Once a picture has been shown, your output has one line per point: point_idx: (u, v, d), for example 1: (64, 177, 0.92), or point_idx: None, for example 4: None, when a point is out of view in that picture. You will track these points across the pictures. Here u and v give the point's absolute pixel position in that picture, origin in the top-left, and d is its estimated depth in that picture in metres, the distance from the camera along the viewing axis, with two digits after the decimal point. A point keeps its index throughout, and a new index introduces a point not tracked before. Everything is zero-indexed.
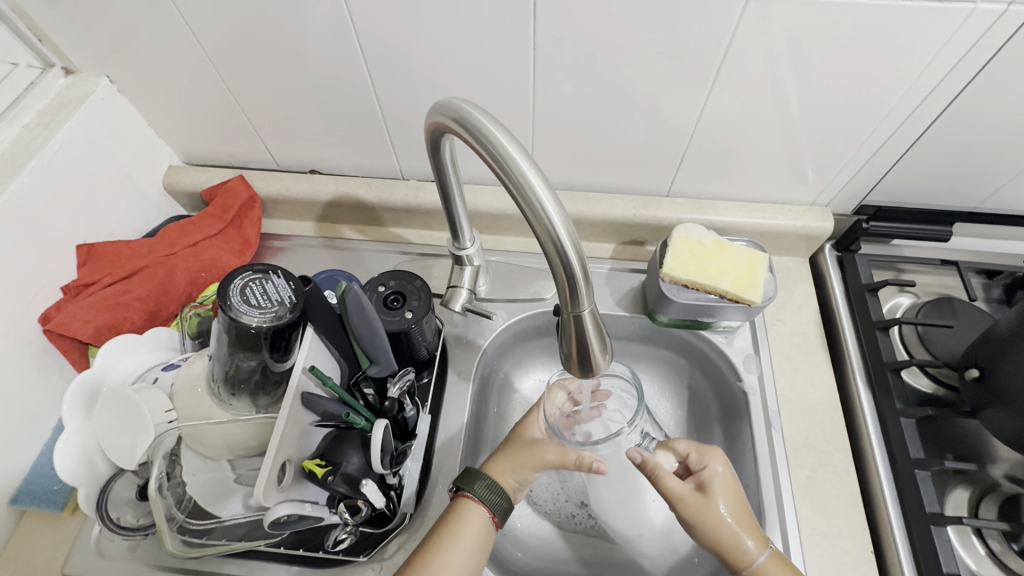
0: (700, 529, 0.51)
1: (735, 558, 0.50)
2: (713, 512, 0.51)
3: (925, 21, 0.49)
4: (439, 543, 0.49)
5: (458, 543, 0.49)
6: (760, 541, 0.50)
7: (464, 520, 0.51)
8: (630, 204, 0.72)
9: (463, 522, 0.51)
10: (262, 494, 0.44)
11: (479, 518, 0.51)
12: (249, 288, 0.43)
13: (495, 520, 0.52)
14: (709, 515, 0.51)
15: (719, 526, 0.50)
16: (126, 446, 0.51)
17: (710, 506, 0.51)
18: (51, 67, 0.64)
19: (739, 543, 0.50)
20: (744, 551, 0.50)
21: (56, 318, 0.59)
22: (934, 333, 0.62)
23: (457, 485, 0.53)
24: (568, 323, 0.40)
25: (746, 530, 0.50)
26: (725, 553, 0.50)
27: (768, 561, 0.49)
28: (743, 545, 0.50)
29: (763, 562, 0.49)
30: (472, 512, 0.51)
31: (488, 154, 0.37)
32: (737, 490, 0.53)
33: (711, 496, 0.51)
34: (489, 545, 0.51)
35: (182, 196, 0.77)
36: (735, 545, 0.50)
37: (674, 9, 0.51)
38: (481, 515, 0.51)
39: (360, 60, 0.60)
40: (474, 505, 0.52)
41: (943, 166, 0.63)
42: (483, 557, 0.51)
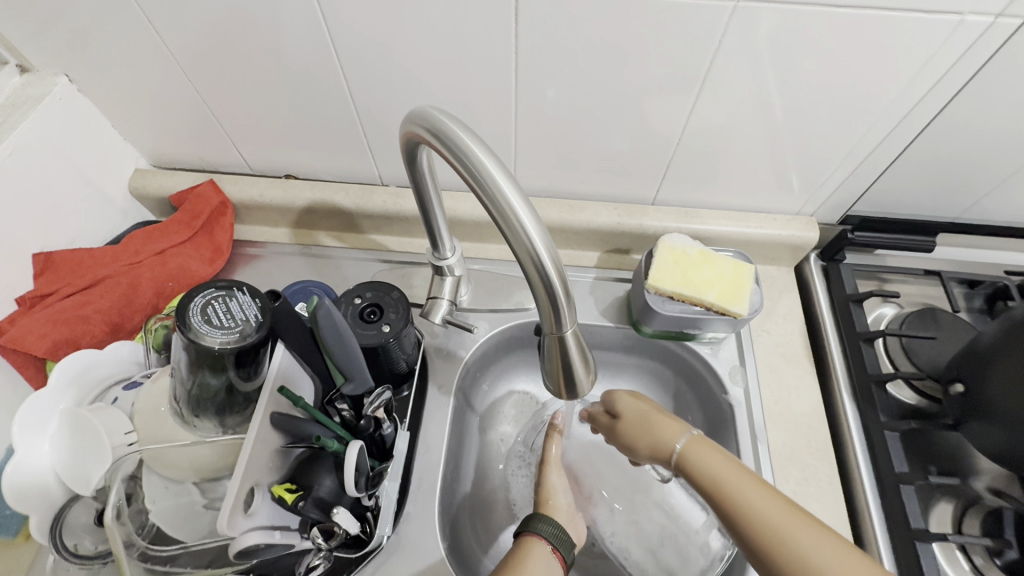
0: (633, 451, 0.56)
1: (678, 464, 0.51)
2: (630, 426, 0.56)
3: (913, 32, 0.48)
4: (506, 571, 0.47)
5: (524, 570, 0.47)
6: (677, 428, 0.52)
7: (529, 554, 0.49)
8: (615, 212, 0.70)
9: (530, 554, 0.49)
10: (227, 525, 0.41)
11: (544, 551, 0.49)
12: (212, 307, 0.41)
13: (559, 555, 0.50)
14: (631, 434, 0.55)
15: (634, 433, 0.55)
16: (81, 471, 0.47)
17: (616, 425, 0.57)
18: (4, 65, 0.60)
19: (657, 440, 0.53)
20: (663, 443, 0.52)
21: (9, 332, 0.56)
22: (918, 344, 0.62)
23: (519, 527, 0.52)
24: (549, 343, 0.39)
25: (660, 424, 0.54)
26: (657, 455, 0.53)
27: (690, 443, 0.51)
28: (663, 438, 0.52)
29: (683, 448, 0.51)
30: (536, 547, 0.49)
31: (463, 169, 0.35)
32: (645, 404, 0.57)
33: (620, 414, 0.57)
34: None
35: (149, 201, 0.73)
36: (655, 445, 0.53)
37: (660, 15, 0.49)
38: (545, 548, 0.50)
39: (336, 62, 0.58)
40: (537, 539, 0.50)
41: (927, 177, 0.63)
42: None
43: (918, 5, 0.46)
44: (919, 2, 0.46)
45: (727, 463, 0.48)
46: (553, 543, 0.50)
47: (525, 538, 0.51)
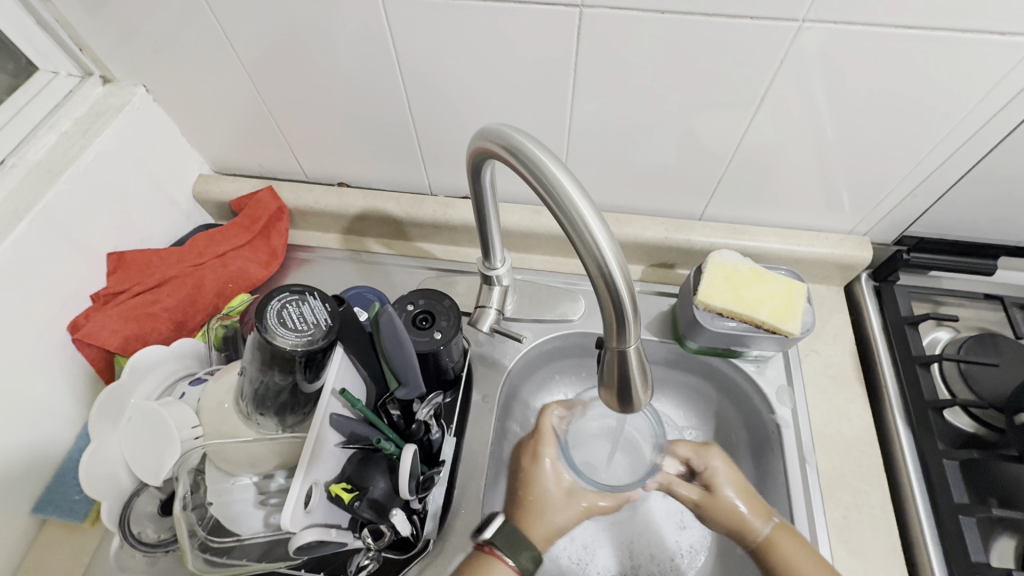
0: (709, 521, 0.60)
1: (747, 535, 0.56)
2: (715, 504, 0.59)
3: (984, 53, 0.47)
4: None
5: None
6: (762, 513, 0.57)
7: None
8: (662, 226, 0.70)
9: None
10: (290, 520, 0.43)
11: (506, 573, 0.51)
12: (286, 310, 0.42)
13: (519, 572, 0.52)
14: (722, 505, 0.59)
15: (727, 512, 0.58)
16: (150, 462, 0.50)
17: (717, 498, 0.59)
18: (90, 76, 0.64)
19: (743, 519, 0.57)
20: (752, 525, 0.56)
21: (85, 326, 0.59)
22: (977, 371, 0.60)
23: (491, 539, 0.53)
24: (611, 357, 0.39)
25: (742, 516, 0.57)
26: (735, 534, 0.58)
27: (777, 530, 0.55)
28: (747, 521, 0.57)
29: (771, 533, 0.55)
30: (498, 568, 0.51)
31: (538, 184, 0.35)
32: (738, 479, 0.60)
33: (717, 493, 0.59)
34: None
35: (210, 205, 0.77)
36: (746, 527, 0.56)
37: (722, 36, 0.50)
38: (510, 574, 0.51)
39: (396, 76, 0.60)
40: (502, 561, 0.51)
41: (992, 198, 0.61)
42: None
43: (990, 27, 0.45)
44: (991, 24, 0.45)
45: (808, 552, 0.52)
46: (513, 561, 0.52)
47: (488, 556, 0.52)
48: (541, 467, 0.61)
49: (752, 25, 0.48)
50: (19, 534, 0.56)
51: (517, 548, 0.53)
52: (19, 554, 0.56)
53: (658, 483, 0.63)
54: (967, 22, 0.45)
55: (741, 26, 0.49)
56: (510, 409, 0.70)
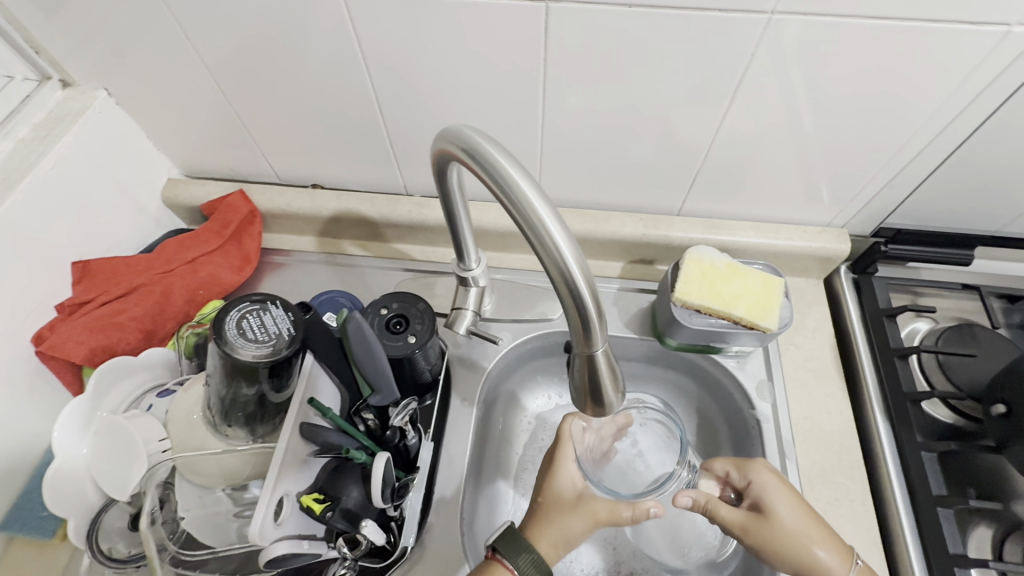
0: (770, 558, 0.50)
1: None
2: (772, 535, 0.50)
3: (951, 45, 0.47)
4: None
5: None
6: (840, 557, 0.49)
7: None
8: (640, 223, 0.70)
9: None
10: (258, 533, 0.42)
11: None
12: (246, 320, 0.41)
13: None
14: (780, 539, 0.50)
15: (790, 546, 0.49)
16: (118, 477, 0.49)
17: (775, 527, 0.50)
18: (48, 80, 0.62)
19: (811, 554, 0.49)
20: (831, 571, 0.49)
21: (49, 338, 0.58)
22: (955, 361, 0.60)
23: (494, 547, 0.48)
24: (579, 361, 0.38)
25: (811, 552, 0.49)
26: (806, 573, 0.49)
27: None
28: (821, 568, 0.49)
29: None
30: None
31: (497, 188, 0.34)
32: (801, 508, 0.51)
33: (773, 518, 0.50)
34: None
35: (181, 210, 0.75)
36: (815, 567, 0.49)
37: (693, 29, 0.49)
38: None
39: (364, 75, 0.58)
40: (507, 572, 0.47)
41: (967, 188, 0.60)
42: None
43: (960, 16, 0.45)
44: (960, 14, 0.45)
45: None
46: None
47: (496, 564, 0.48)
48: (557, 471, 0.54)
49: (722, 17, 0.47)
50: None
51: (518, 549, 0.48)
52: None
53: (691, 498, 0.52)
54: (937, 12, 0.45)
55: (711, 18, 0.48)
56: (490, 413, 0.69)
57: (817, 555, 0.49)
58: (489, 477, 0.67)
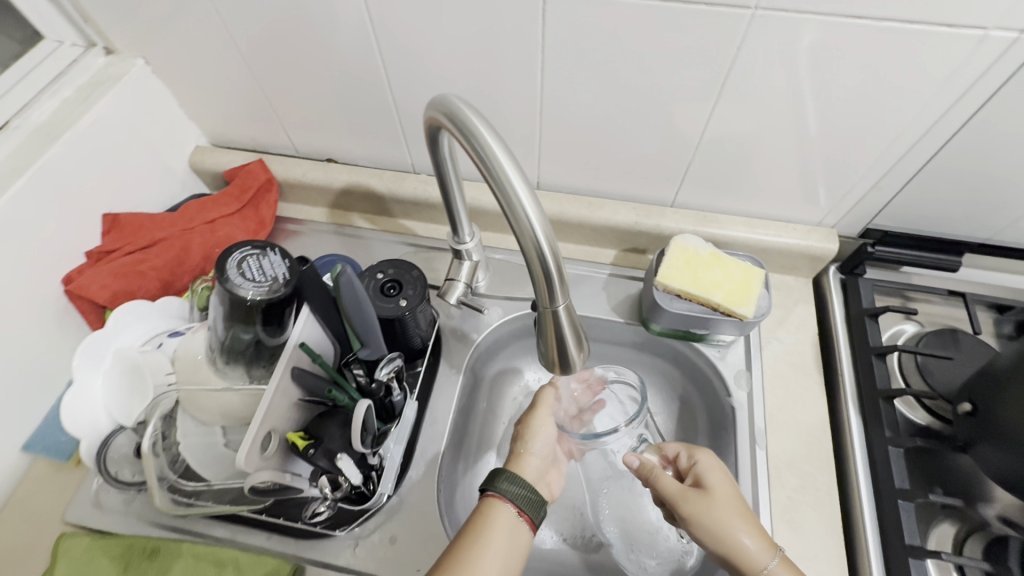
0: (698, 529, 0.51)
1: (743, 563, 0.49)
2: (706, 507, 0.51)
3: (935, 46, 0.48)
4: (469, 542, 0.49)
5: (486, 540, 0.49)
6: (766, 545, 0.49)
7: (492, 519, 0.50)
8: (633, 212, 0.72)
9: (491, 519, 0.50)
10: (244, 459, 0.46)
11: (509, 514, 0.51)
12: (246, 263, 0.45)
13: (525, 517, 0.51)
14: (712, 513, 0.51)
15: (719, 521, 0.50)
16: (128, 404, 0.55)
17: (709, 500, 0.52)
18: (93, 47, 0.68)
19: (738, 537, 0.49)
20: (753, 555, 0.49)
21: (77, 280, 0.63)
22: (932, 363, 0.61)
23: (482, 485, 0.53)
24: (545, 319, 0.41)
25: (739, 530, 0.50)
26: (731, 557, 0.49)
27: (779, 567, 0.48)
28: (744, 553, 0.49)
29: (773, 568, 0.48)
30: (499, 508, 0.51)
31: (473, 149, 0.37)
32: (738, 496, 0.53)
33: (710, 489, 0.52)
34: (520, 544, 0.50)
35: (205, 175, 0.81)
36: (738, 552, 0.49)
37: (681, 23, 0.51)
38: (507, 511, 0.51)
39: (376, 54, 0.62)
40: (503, 502, 0.51)
41: (955, 194, 0.61)
42: (517, 557, 0.50)
43: (939, 19, 0.46)
44: (939, 16, 0.46)
45: None
46: (519, 505, 0.51)
47: (488, 499, 0.52)
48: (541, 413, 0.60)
49: (709, 11, 0.50)
50: (10, 469, 0.61)
51: (495, 478, 0.52)
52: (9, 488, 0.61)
53: (639, 460, 0.57)
54: (915, 14, 0.46)
55: (699, 12, 0.50)
56: (476, 385, 0.72)
57: (742, 538, 0.49)
58: (472, 443, 0.70)
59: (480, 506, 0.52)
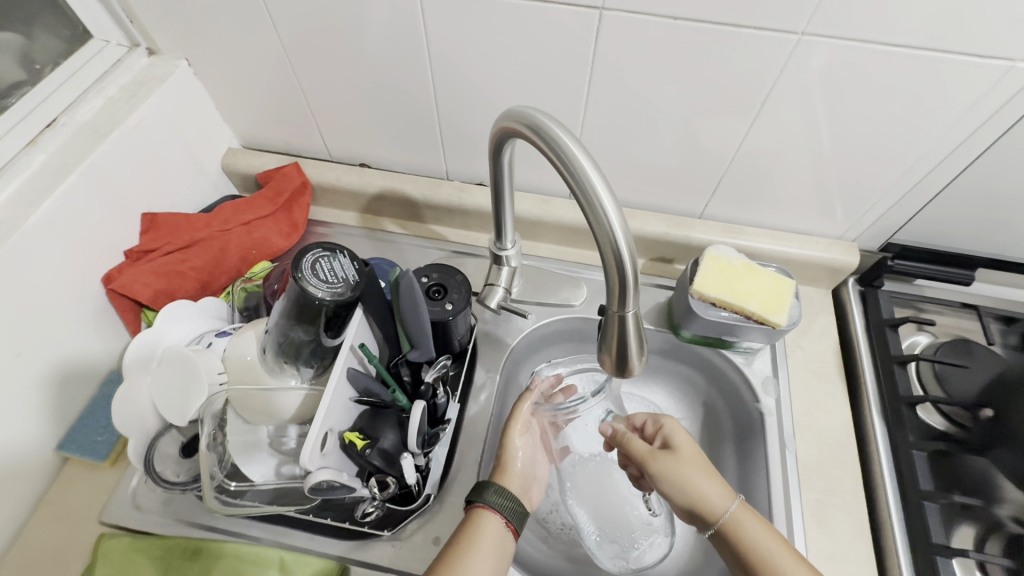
0: (666, 483, 0.54)
1: (708, 512, 0.51)
2: (670, 461, 0.54)
3: (964, 75, 0.52)
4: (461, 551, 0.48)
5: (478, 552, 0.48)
6: (727, 492, 0.52)
7: (481, 531, 0.50)
8: (663, 222, 0.75)
9: (480, 531, 0.50)
10: (308, 458, 0.46)
11: (497, 526, 0.51)
12: (318, 264, 0.46)
13: (512, 527, 0.52)
14: (677, 467, 0.54)
15: (683, 472, 0.53)
16: (178, 403, 0.54)
17: (674, 456, 0.55)
18: (137, 47, 0.68)
19: (699, 486, 0.52)
20: (717, 500, 0.51)
21: (118, 279, 0.63)
22: (948, 372, 0.64)
23: (470, 496, 0.53)
24: (611, 322, 0.43)
25: (702, 481, 0.52)
26: (696, 508, 0.52)
27: (739, 509, 0.51)
28: (706, 500, 0.52)
29: (734, 512, 0.51)
30: (488, 520, 0.51)
31: (557, 159, 0.40)
32: (700, 451, 0.55)
33: (674, 448, 0.55)
34: (507, 553, 0.50)
35: (237, 177, 0.81)
36: (703, 500, 0.52)
37: (728, 45, 0.54)
38: (496, 524, 0.51)
39: (424, 64, 0.64)
40: (491, 515, 0.51)
41: (971, 212, 0.65)
42: (505, 565, 0.50)
43: (971, 50, 0.50)
44: (972, 47, 0.49)
45: None
46: (507, 517, 0.51)
47: (476, 510, 0.52)
48: (518, 429, 0.59)
49: (757, 35, 0.53)
50: (42, 470, 0.60)
51: (481, 489, 0.52)
52: (41, 489, 0.60)
53: (613, 427, 0.59)
54: (948, 45, 0.50)
55: (746, 36, 0.53)
56: (508, 390, 0.73)
57: (703, 484, 0.52)
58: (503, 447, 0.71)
59: (469, 516, 0.52)
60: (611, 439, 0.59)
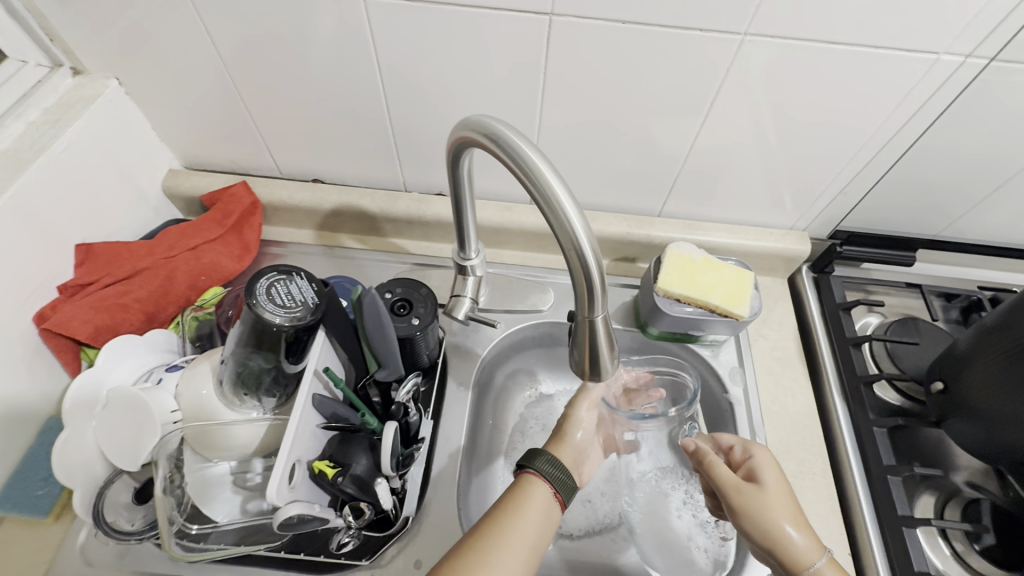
0: (748, 520, 0.50)
1: (794, 560, 0.48)
2: (760, 498, 0.51)
3: (896, 68, 0.54)
4: (506, 517, 0.46)
5: (524, 518, 0.47)
6: (816, 544, 0.49)
7: (529, 495, 0.48)
8: (624, 223, 0.75)
9: (528, 496, 0.48)
10: (275, 496, 0.44)
11: (544, 493, 0.49)
12: (273, 288, 0.44)
13: (560, 496, 0.50)
14: (765, 507, 0.50)
15: (771, 514, 0.50)
16: (129, 449, 0.51)
17: (762, 495, 0.51)
18: (59, 67, 0.64)
19: (789, 532, 0.49)
20: (801, 552, 0.48)
21: (53, 317, 0.59)
22: (901, 349, 0.68)
23: (520, 462, 0.51)
24: (581, 328, 0.43)
25: (793, 529, 0.49)
26: (780, 553, 0.49)
27: (827, 566, 0.48)
28: (794, 547, 0.48)
29: (821, 567, 0.47)
30: (535, 487, 0.49)
31: (516, 167, 0.39)
32: (790, 491, 0.52)
33: (765, 485, 0.51)
34: (551, 525, 0.48)
35: (180, 200, 0.77)
36: (790, 548, 0.48)
37: (675, 47, 0.55)
38: (544, 490, 0.49)
39: (375, 75, 0.62)
40: (539, 481, 0.49)
41: (908, 196, 0.69)
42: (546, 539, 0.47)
43: (900, 44, 0.52)
44: (901, 42, 0.52)
45: None
46: (555, 487, 0.50)
47: (527, 476, 0.50)
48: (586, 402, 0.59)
49: (702, 36, 0.54)
50: None
51: (534, 456, 0.51)
52: None
53: (696, 444, 0.57)
54: (880, 41, 0.52)
55: (693, 37, 0.54)
56: (483, 398, 0.72)
57: (791, 534, 0.48)
58: (481, 458, 0.70)
59: (517, 481, 0.50)
60: (694, 459, 0.56)
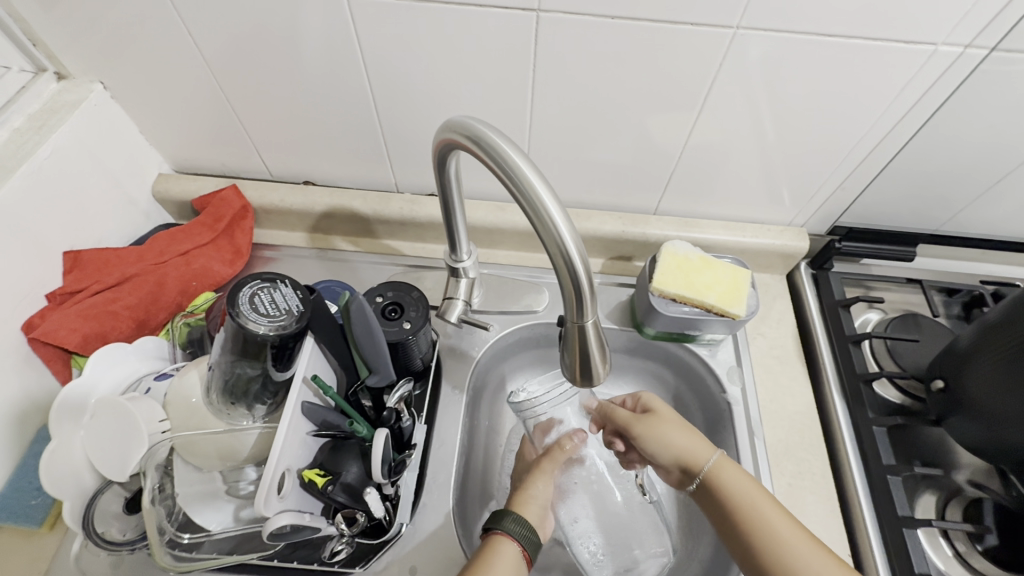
0: (652, 442, 0.58)
1: (694, 463, 0.56)
2: (658, 421, 0.59)
3: (893, 60, 0.53)
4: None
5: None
6: (708, 445, 0.57)
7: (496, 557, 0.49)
8: (619, 221, 0.74)
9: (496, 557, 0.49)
10: (264, 504, 0.43)
11: (513, 554, 0.50)
12: (257, 297, 0.44)
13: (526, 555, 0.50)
14: (660, 425, 0.59)
15: (666, 428, 0.58)
16: (116, 459, 0.50)
17: (655, 416, 0.60)
18: (43, 72, 0.63)
19: (685, 440, 0.57)
20: (696, 456, 0.56)
21: (41, 326, 0.58)
22: (902, 346, 0.67)
23: (488, 525, 0.52)
24: (571, 333, 0.42)
25: (688, 438, 0.57)
26: (683, 459, 0.56)
27: (720, 459, 0.55)
28: (691, 451, 0.56)
29: (717, 460, 0.55)
30: (505, 547, 0.50)
31: (500, 170, 0.38)
32: (677, 412, 0.61)
33: (656, 410, 0.61)
34: None
35: (171, 205, 0.76)
36: (690, 453, 0.56)
37: (667, 41, 0.54)
38: (511, 550, 0.50)
39: (362, 75, 0.61)
40: (509, 541, 0.50)
41: (908, 190, 0.68)
42: None
43: (897, 36, 0.51)
44: (898, 33, 0.51)
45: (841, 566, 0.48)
46: (522, 545, 0.50)
47: (494, 536, 0.51)
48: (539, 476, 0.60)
49: (694, 31, 0.53)
50: None
51: (500, 517, 0.52)
52: None
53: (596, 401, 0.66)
54: (876, 32, 0.51)
55: (685, 31, 0.53)
56: (478, 400, 0.72)
57: (686, 440, 0.57)
58: (477, 461, 0.69)
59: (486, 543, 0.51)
60: (599, 415, 0.65)
